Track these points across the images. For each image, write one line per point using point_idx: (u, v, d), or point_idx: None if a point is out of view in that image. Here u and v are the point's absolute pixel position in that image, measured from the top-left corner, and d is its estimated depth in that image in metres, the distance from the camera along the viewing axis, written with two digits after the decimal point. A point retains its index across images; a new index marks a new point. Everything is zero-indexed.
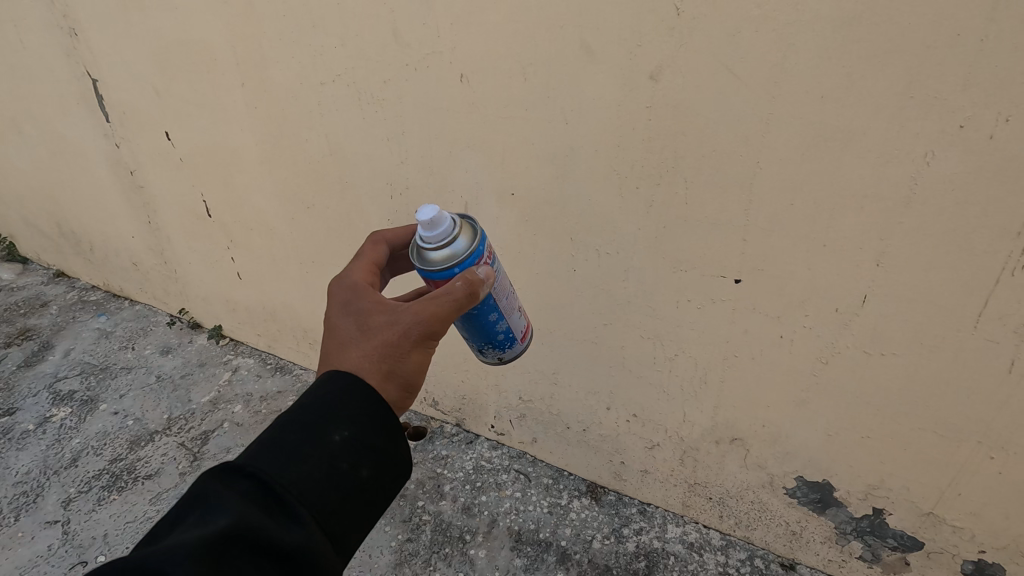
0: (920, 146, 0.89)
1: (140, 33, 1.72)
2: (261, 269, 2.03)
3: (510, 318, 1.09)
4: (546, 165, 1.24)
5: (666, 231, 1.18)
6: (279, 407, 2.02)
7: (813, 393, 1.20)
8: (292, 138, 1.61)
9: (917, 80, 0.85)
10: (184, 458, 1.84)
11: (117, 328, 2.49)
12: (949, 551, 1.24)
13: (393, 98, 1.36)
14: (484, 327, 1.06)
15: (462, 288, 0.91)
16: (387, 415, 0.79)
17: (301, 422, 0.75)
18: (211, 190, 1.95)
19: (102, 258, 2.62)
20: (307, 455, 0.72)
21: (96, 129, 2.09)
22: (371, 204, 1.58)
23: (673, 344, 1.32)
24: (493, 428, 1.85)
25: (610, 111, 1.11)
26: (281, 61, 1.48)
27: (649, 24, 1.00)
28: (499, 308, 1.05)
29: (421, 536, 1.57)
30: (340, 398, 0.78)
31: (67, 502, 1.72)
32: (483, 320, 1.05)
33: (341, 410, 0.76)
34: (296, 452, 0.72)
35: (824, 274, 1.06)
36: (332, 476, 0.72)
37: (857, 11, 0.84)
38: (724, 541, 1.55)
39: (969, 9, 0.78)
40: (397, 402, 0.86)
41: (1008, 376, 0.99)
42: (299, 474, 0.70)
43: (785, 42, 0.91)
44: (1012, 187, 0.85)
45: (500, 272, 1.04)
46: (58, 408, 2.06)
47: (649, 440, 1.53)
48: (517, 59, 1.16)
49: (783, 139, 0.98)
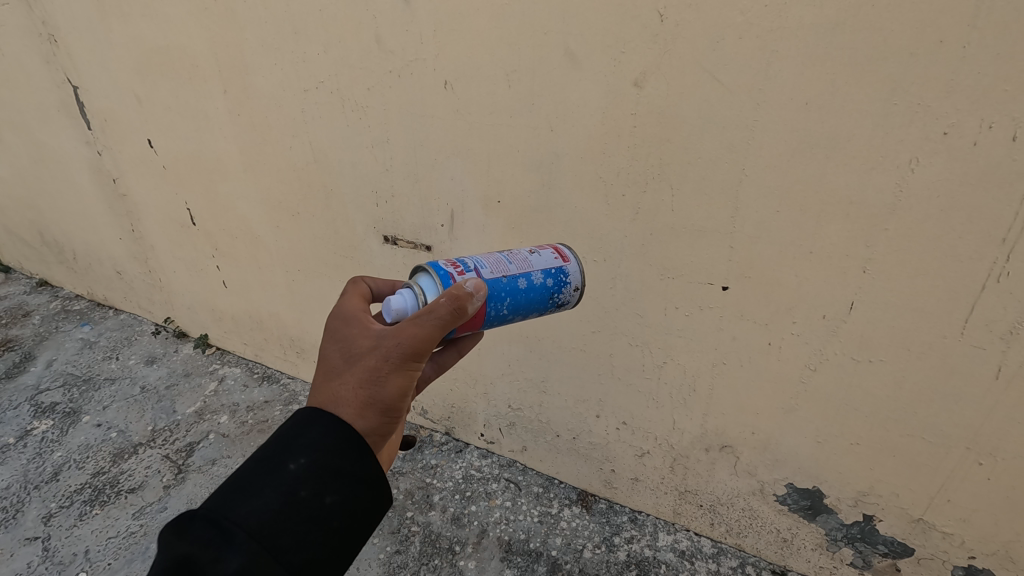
0: (904, 153, 0.89)
1: (120, 40, 1.70)
2: (246, 278, 2.01)
3: (534, 266, 1.06)
4: (531, 173, 1.24)
5: (653, 239, 1.18)
6: (265, 417, 2.00)
7: (801, 400, 1.20)
8: (276, 146, 1.59)
9: (900, 87, 0.85)
10: (169, 471, 1.81)
11: (101, 338, 2.45)
12: (939, 558, 1.24)
13: (378, 105, 1.35)
14: (533, 304, 1.05)
15: (449, 305, 0.86)
16: (355, 437, 0.80)
17: (263, 461, 0.76)
18: (194, 197, 1.93)
19: (86, 267, 2.59)
20: (266, 490, 0.73)
21: (77, 137, 2.06)
22: (355, 211, 1.57)
23: (661, 351, 1.32)
24: (482, 436, 1.85)
25: (595, 118, 1.11)
26: (263, 68, 1.47)
27: (633, 30, 1.00)
28: (518, 274, 1.02)
29: (409, 548, 1.55)
30: (307, 428, 0.79)
31: (47, 518, 1.68)
32: (525, 314, 1.05)
33: (306, 441, 0.78)
34: (257, 488, 0.73)
35: (811, 281, 1.06)
36: (291, 505, 0.72)
37: (841, 17, 0.84)
38: (715, 548, 1.54)
39: (951, 15, 0.78)
40: (380, 430, 0.83)
41: (996, 383, 0.99)
42: (256, 507, 0.71)
43: (768, 49, 0.91)
44: (996, 193, 0.85)
45: (479, 261, 1.01)
46: (39, 421, 2.03)
47: (638, 448, 1.53)
48: (502, 66, 1.15)
49: (769, 146, 0.98)
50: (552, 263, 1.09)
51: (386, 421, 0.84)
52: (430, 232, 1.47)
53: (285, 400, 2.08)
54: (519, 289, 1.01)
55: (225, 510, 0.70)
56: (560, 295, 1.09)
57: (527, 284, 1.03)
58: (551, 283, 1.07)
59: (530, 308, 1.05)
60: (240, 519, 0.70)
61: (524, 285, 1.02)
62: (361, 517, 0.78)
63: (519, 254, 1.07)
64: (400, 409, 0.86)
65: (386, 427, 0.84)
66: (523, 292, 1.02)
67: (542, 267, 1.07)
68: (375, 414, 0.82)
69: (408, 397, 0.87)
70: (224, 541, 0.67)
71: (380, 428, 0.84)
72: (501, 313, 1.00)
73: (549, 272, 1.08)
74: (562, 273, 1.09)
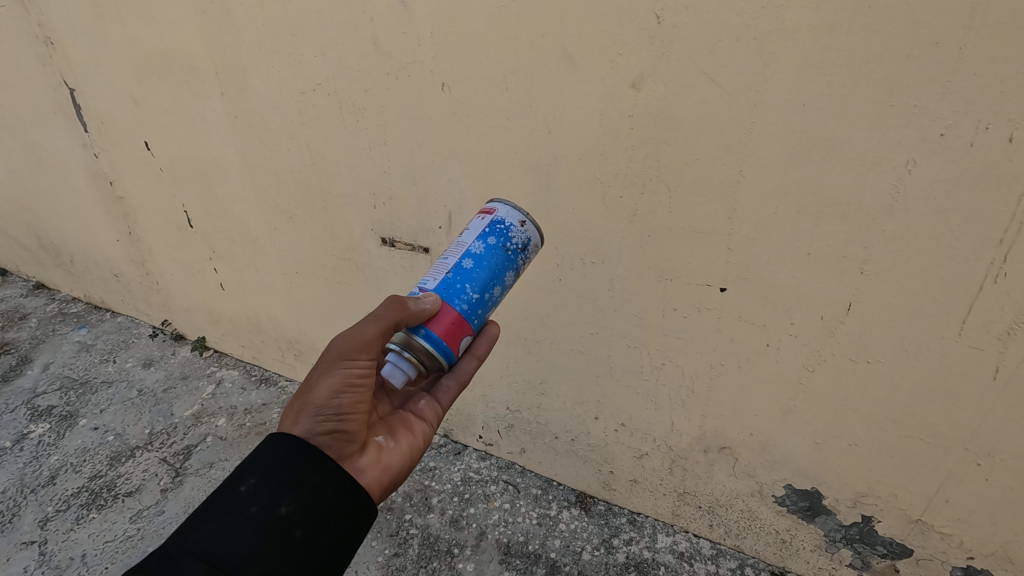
0: (902, 154, 0.89)
1: (117, 42, 1.69)
2: (244, 281, 2.01)
3: (470, 241, 1.09)
4: (528, 174, 1.24)
5: (651, 240, 1.18)
6: (263, 420, 2.00)
7: (799, 401, 1.20)
8: (273, 148, 1.59)
9: (898, 88, 0.85)
10: (166, 474, 1.81)
11: (98, 341, 2.45)
12: (938, 558, 1.24)
13: (375, 107, 1.35)
14: (496, 267, 1.07)
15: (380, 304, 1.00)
16: (304, 450, 0.91)
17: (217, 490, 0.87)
18: (191, 199, 1.92)
19: (83, 269, 2.58)
20: (219, 513, 0.84)
21: (74, 139, 2.06)
22: (353, 213, 1.57)
23: (660, 353, 1.32)
24: (481, 438, 1.85)
25: (593, 119, 1.11)
26: (260, 71, 1.47)
27: (630, 32, 1.00)
28: (461, 258, 1.08)
29: (408, 551, 1.55)
30: (259, 451, 0.92)
31: (44, 522, 1.67)
32: (501, 279, 1.08)
33: (256, 464, 0.89)
34: (212, 513, 0.84)
35: (808, 282, 1.06)
36: (243, 520, 0.83)
37: (837, 18, 0.84)
38: (714, 550, 1.54)
39: (948, 16, 0.78)
40: (319, 431, 0.95)
41: (993, 384, 1.00)
42: (209, 531, 0.82)
43: (766, 50, 0.91)
44: (993, 194, 0.85)
45: (424, 280, 1.09)
46: (36, 425, 2.02)
47: (637, 449, 1.52)
48: (499, 68, 1.15)
49: (766, 147, 0.98)
50: (483, 226, 1.10)
51: (325, 422, 0.96)
52: (428, 233, 1.47)
53: (283, 403, 2.07)
54: (471, 271, 1.06)
55: (179, 540, 0.81)
56: (515, 242, 1.09)
57: (473, 260, 1.07)
58: (497, 241, 1.08)
59: (499, 274, 1.08)
60: (192, 545, 0.80)
61: (471, 266, 1.06)
62: (322, 522, 0.87)
63: (453, 243, 1.12)
64: (341, 410, 0.97)
65: (328, 428, 0.96)
66: (478, 269, 1.06)
67: (476, 237, 1.09)
68: (309, 417, 0.95)
69: (347, 397, 0.98)
70: (178, 562, 0.77)
71: (321, 429, 0.95)
72: (475, 298, 1.06)
73: (486, 234, 1.09)
74: (502, 223, 1.09)
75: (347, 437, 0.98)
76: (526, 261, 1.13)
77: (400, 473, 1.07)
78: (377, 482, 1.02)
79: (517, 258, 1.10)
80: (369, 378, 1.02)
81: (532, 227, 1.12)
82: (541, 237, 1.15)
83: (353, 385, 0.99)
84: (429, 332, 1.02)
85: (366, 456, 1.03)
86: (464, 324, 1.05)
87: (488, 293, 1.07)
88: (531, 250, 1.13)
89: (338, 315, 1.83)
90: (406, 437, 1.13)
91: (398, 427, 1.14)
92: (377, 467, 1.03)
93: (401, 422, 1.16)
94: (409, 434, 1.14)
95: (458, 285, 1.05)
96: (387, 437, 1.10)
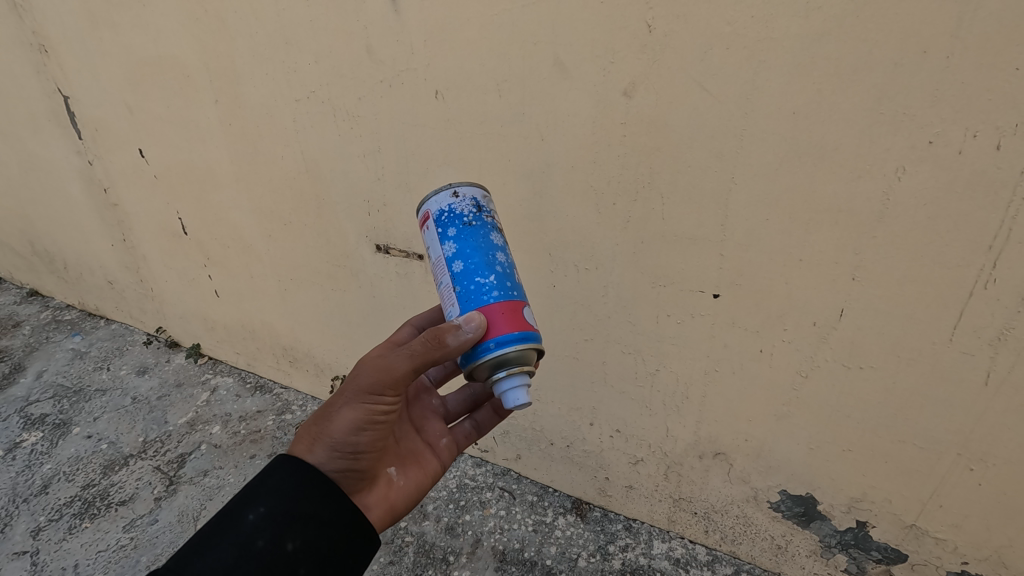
0: (891, 161, 0.89)
1: (110, 50, 1.69)
2: (239, 287, 2.01)
3: (440, 248, 1.02)
4: (522, 181, 1.24)
5: (644, 247, 1.18)
6: (258, 427, 1.98)
7: (793, 406, 1.21)
8: (268, 155, 1.59)
9: (887, 96, 0.85)
10: (159, 482, 1.80)
11: (92, 349, 2.43)
12: (933, 564, 1.24)
13: (369, 115, 1.35)
14: (480, 242, 1.01)
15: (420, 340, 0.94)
16: (312, 483, 0.92)
17: (223, 515, 0.88)
18: (185, 206, 1.92)
19: (76, 277, 2.57)
20: (224, 543, 0.85)
21: (68, 146, 2.05)
22: (347, 220, 1.56)
23: (654, 359, 1.32)
24: (476, 444, 1.84)
25: (586, 127, 1.11)
26: (254, 78, 1.47)
27: (622, 40, 1.00)
28: (450, 267, 1.00)
29: (403, 558, 1.54)
30: (268, 477, 0.93)
31: (36, 531, 1.66)
32: (493, 246, 1.01)
33: (265, 491, 0.91)
34: (217, 542, 0.85)
35: (801, 288, 1.07)
36: (249, 553, 0.84)
37: (825, 28, 0.85)
38: (710, 556, 1.54)
39: (935, 26, 0.79)
40: (331, 466, 0.96)
41: (984, 389, 1.00)
42: (213, 561, 0.83)
43: (756, 58, 0.92)
44: (982, 201, 0.86)
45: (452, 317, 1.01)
46: (29, 433, 2.00)
47: (632, 455, 1.52)
48: (492, 76, 1.15)
49: (757, 154, 0.98)
50: (435, 230, 1.03)
51: (340, 458, 0.96)
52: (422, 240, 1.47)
53: (279, 410, 2.06)
54: (468, 266, 0.99)
55: (182, 566, 0.81)
56: (467, 212, 1.02)
57: (460, 256, 0.99)
58: (457, 225, 1.01)
59: (486, 243, 1.01)
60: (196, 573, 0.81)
61: (465, 264, 0.99)
62: (324, 557, 0.90)
63: (430, 266, 1.05)
64: (358, 449, 0.97)
65: (340, 465, 0.97)
66: (471, 259, 0.99)
67: (439, 239, 1.02)
68: (323, 450, 0.95)
69: (366, 436, 0.97)
70: None
71: (333, 464, 0.96)
72: (497, 280, 0.98)
73: (445, 227, 1.02)
74: (445, 211, 1.03)
75: (357, 474, 0.99)
76: (491, 213, 1.06)
77: (403, 513, 1.08)
78: (381, 520, 1.04)
79: (486, 218, 1.04)
80: (391, 415, 1.00)
81: (465, 185, 1.05)
82: (479, 185, 1.08)
83: (374, 422, 0.98)
84: (498, 340, 0.94)
85: (373, 492, 1.04)
86: (518, 303, 0.98)
87: (501, 266, 1.00)
88: (490, 204, 1.07)
89: (333, 322, 1.83)
90: (417, 473, 1.13)
91: (411, 460, 1.13)
92: (384, 504, 1.05)
93: (417, 452, 1.16)
94: (419, 469, 1.14)
95: (473, 285, 0.97)
96: (399, 471, 1.10)
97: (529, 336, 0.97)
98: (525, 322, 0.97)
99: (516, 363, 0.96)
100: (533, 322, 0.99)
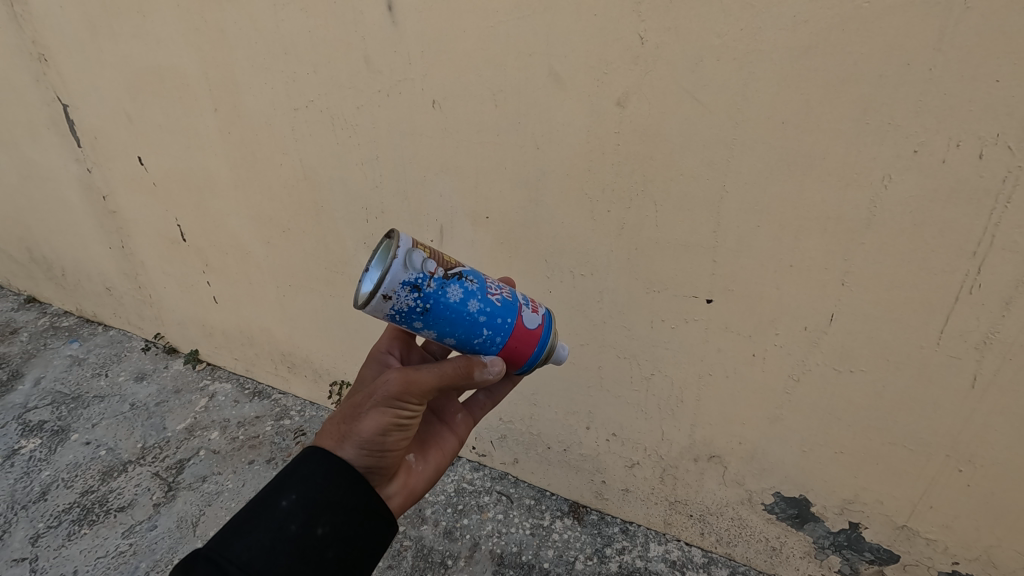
0: (877, 170, 0.91)
1: (110, 60, 1.71)
2: (237, 294, 2.01)
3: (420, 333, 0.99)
4: (518, 189, 1.26)
5: (638, 253, 1.19)
6: (257, 433, 1.99)
7: (786, 410, 1.22)
8: (266, 163, 1.60)
9: (872, 106, 0.87)
10: (159, 488, 1.80)
11: (90, 355, 2.44)
12: (924, 564, 1.26)
13: (367, 124, 1.37)
14: (449, 313, 0.96)
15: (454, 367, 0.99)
16: (342, 471, 0.92)
17: (256, 501, 0.88)
18: (184, 214, 1.93)
19: (75, 283, 2.57)
20: (258, 527, 0.84)
21: (67, 155, 2.06)
22: (345, 226, 1.58)
23: (648, 364, 1.33)
24: (474, 448, 1.85)
25: (580, 136, 1.13)
26: (253, 87, 1.49)
27: (615, 51, 1.02)
28: (445, 342, 1.00)
29: (402, 563, 1.54)
30: (300, 465, 0.92)
31: (35, 538, 1.66)
32: (463, 304, 0.98)
33: (295, 479, 0.90)
34: (251, 526, 0.84)
35: (793, 294, 1.08)
36: (282, 537, 0.84)
37: (812, 41, 0.87)
38: (706, 558, 1.55)
39: (917, 39, 0.81)
40: (360, 462, 0.95)
41: (971, 392, 1.02)
42: (249, 545, 0.82)
43: (745, 70, 0.93)
44: (966, 208, 0.88)
45: None
46: (27, 440, 2.01)
47: (628, 459, 1.54)
48: (487, 86, 1.17)
49: (747, 163, 1.00)
50: (398, 324, 0.97)
51: (367, 455, 0.96)
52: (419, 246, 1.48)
53: (277, 416, 2.07)
54: (462, 338, 0.99)
55: (219, 549, 0.81)
56: (415, 303, 0.94)
57: (446, 332, 0.98)
58: (419, 318, 0.95)
59: (456, 310, 0.97)
60: (232, 556, 0.81)
61: (457, 337, 0.99)
62: (351, 544, 0.90)
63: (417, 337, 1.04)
64: (384, 447, 0.97)
65: (367, 461, 0.96)
66: (459, 333, 0.99)
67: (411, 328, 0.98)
68: (352, 447, 0.94)
69: (393, 436, 0.98)
70: None
71: (361, 461, 0.95)
72: (491, 329, 1.00)
73: (409, 320, 0.96)
74: (396, 314, 0.94)
75: (381, 470, 0.99)
76: (428, 269, 0.95)
77: (423, 495, 1.12)
78: (403, 505, 1.07)
79: (432, 286, 0.95)
80: (414, 418, 1.02)
81: (384, 279, 0.91)
82: (393, 252, 0.92)
83: (400, 424, 0.98)
84: (531, 359, 1.07)
85: (395, 481, 1.06)
86: (519, 327, 1.03)
87: (483, 315, 0.99)
88: (419, 264, 0.94)
89: (331, 327, 1.84)
90: (436, 455, 1.19)
91: (430, 444, 1.21)
92: (405, 491, 1.07)
93: (434, 435, 1.23)
94: (438, 451, 1.20)
95: (479, 347, 1.01)
96: (417, 457, 1.16)
97: (544, 339, 1.08)
98: (533, 335, 1.06)
99: (543, 360, 1.10)
100: (537, 324, 1.06)
